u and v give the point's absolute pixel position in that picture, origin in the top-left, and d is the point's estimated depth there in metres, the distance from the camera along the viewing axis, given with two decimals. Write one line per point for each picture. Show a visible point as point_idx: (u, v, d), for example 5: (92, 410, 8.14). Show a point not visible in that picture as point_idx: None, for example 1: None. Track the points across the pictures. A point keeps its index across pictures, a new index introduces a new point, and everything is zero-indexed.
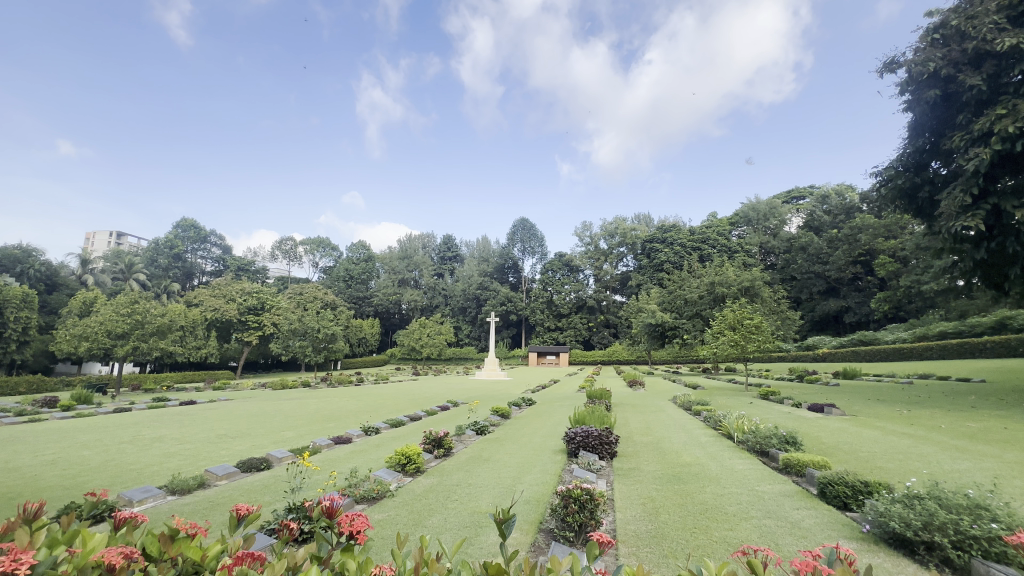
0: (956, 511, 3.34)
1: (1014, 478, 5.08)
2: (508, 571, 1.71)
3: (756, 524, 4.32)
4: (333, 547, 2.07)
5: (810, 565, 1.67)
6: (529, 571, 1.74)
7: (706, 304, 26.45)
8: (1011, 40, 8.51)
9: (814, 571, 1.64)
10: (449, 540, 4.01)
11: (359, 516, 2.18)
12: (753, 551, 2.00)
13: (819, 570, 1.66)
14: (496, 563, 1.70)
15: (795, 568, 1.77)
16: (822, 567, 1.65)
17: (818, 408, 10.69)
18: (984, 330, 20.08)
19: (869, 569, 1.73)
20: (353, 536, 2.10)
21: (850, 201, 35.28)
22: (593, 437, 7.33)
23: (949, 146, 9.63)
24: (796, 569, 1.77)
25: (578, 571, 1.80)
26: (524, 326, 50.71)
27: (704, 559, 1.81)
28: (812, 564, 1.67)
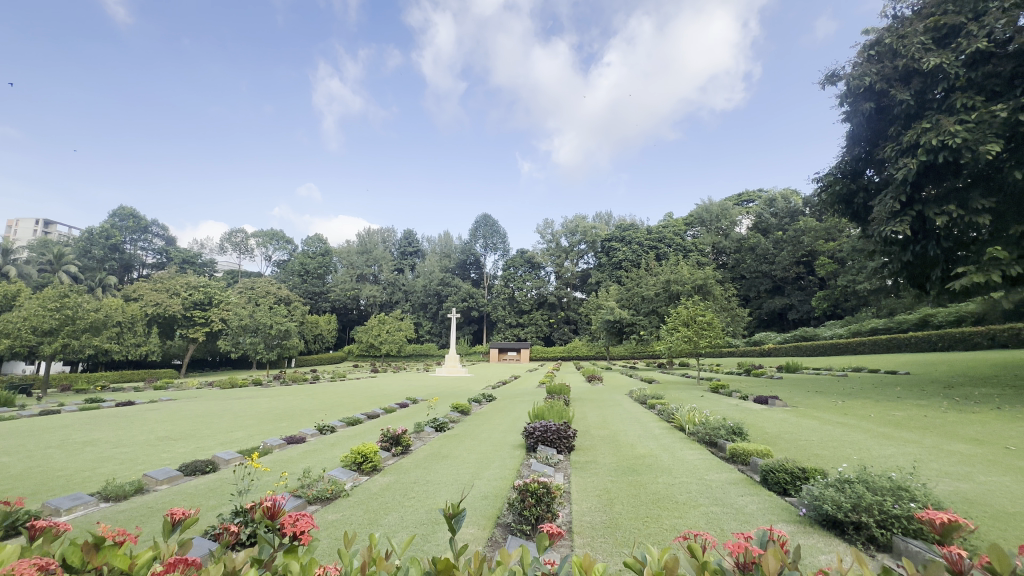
0: (883, 493, 3.62)
1: (932, 461, 5.56)
2: (457, 566, 1.68)
3: (703, 511, 4.52)
4: (275, 550, 1.99)
5: (742, 548, 1.68)
6: (476, 566, 1.71)
7: (662, 301, 27.76)
8: (937, 62, 9.26)
9: (746, 553, 1.65)
10: (399, 539, 4.03)
11: (303, 517, 2.12)
12: (691, 535, 2.01)
13: (750, 552, 1.68)
14: (444, 558, 1.67)
15: (728, 551, 1.77)
16: (755, 550, 1.66)
17: (762, 400, 11.31)
18: (909, 326, 21.86)
19: (799, 550, 1.76)
20: (296, 537, 2.03)
21: (794, 205, 37.45)
22: (552, 432, 7.45)
23: (882, 155, 10.37)
24: (730, 552, 1.76)
25: (525, 564, 1.78)
26: (485, 322, 50.80)
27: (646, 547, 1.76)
28: (744, 546, 1.69)
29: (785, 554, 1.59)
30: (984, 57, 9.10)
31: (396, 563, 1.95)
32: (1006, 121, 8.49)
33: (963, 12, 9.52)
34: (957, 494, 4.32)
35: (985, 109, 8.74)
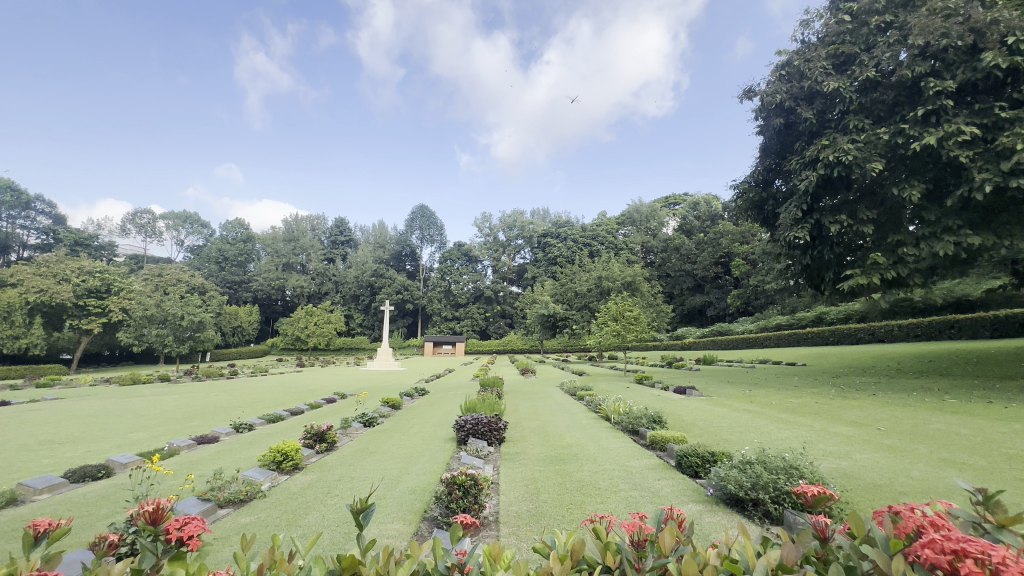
0: (777, 472, 4.01)
1: (819, 442, 6.27)
2: (364, 563, 1.63)
3: (623, 496, 4.77)
4: (157, 557, 1.84)
5: (634, 528, 1.69)
6: (384, 562, 1.66)
7: (594, 297, 28.82)
8: (836, 86, 10.31)
9: (639, 532, 1.67)
10: (308, 538, 3.87)
11: (193, 521, 1.98)
12: (594, 517, 2.05)
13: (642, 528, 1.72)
14: (350, 555, 1.61)
15: (624, 528, 1.78)
16: (644, 527, 1.68)
17: (681, 390, 12.11)
18: (807, 322, 24.40)
19: (692, 526, 1.81)
20: (184, 543, 1.89)
21: (714, 209, 40.36)
22: (484, 425, 7.50)
23: (788, 167, 11.43)
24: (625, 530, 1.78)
25: (435, 556, 1.74)
26: (420, 315, 49.83)
27: (554, 532, 1.78)
28: (637, 525, 1.69)
29: (675, 532, 1.61)
30: (873, 85, 10.24)
31: (299, 565, 1.85)
32: (887, 143, 9.64)
33: (857, 44, 10.66)
34: (838, 470, 4.91)
35: (872, 131, 9.86)
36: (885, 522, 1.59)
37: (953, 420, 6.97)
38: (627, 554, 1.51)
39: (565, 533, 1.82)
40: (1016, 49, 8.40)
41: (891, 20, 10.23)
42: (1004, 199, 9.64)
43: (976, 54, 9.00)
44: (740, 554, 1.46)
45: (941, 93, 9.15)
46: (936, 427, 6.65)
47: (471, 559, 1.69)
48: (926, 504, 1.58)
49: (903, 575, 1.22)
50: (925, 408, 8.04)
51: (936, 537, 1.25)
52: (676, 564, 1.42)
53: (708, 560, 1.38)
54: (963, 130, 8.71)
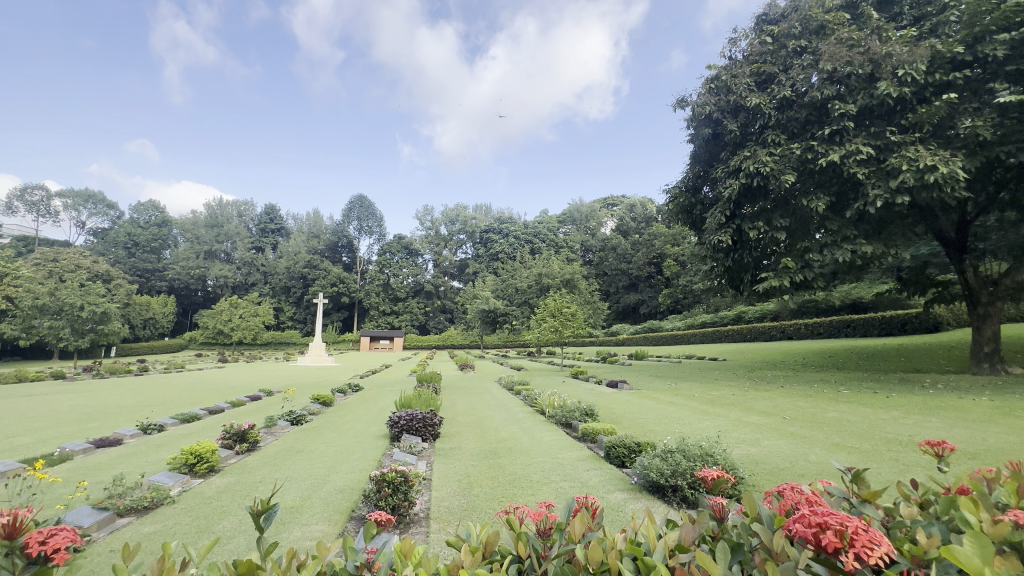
0: (694, 460, 4.28)
1: (733, 431, 6.78)
2: (264, 567, 1.53)
3: (554, 487, 4.89)
4: None
5: (540, 516, 1.71)
6: (286, 565, 1.57)
7: (534, 293, 29.28)
8: (757, 102, 11.12)
9: (545, 521, 1.70)
10: (201, 545, 3.68)
11: (64, 532, 1.76)
12: (507, 508, 2.05)
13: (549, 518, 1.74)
14: (247, 560, 1.51)
15: (532, 518, 1.80)
16: (551, 516, 1.71)
17: (613, 384, 12.60)
18: (728, 321, 26.27)
19: (597, 513, 1.87)
20: (50, 558, 1.67)
21: (650, 212, 42.36)
22: (418, 421, 7.37)
23: (714, 175, 12.22)
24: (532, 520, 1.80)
25: (347, 555, 1.68)
26: (356, 309, 48.04)
27: (468, 525, 1.76)
28: (542, 514, 1.72)
29: (582, 519, 1.65)
30: (789, 103, 11.13)
31: (192, 574, 1.70)
32: (799, 157, 10.56)
33: (776, 64, 11.53)
34: (749, 457, 5.33)
35: (787, 146, 10.74)
36: (770, 501, 1.72)
37: (845, 409, 7.80)
38: (536, 542, 1.52)
39: (477, 525, 1.82)
40: (904, 80, 9.49)
41: (806, 45, 11.16)
42: (891, 213, 10.90)
43: (873, 82, 10.05)
44: (642, 536, 1.53)
45: (844, 115, 10.15)
46: (832, 415, 7.42)
47: (380, 556, 1.63)
48: (807, 484, 1.73)
49: (783, 551, 1.30)
50: (824, 398, 8.92)
51: (805, 513, 1.35)
52: (583, 550, 1.43)
53: (614, 544, 1.41)
54: (860, 150, 9.73)
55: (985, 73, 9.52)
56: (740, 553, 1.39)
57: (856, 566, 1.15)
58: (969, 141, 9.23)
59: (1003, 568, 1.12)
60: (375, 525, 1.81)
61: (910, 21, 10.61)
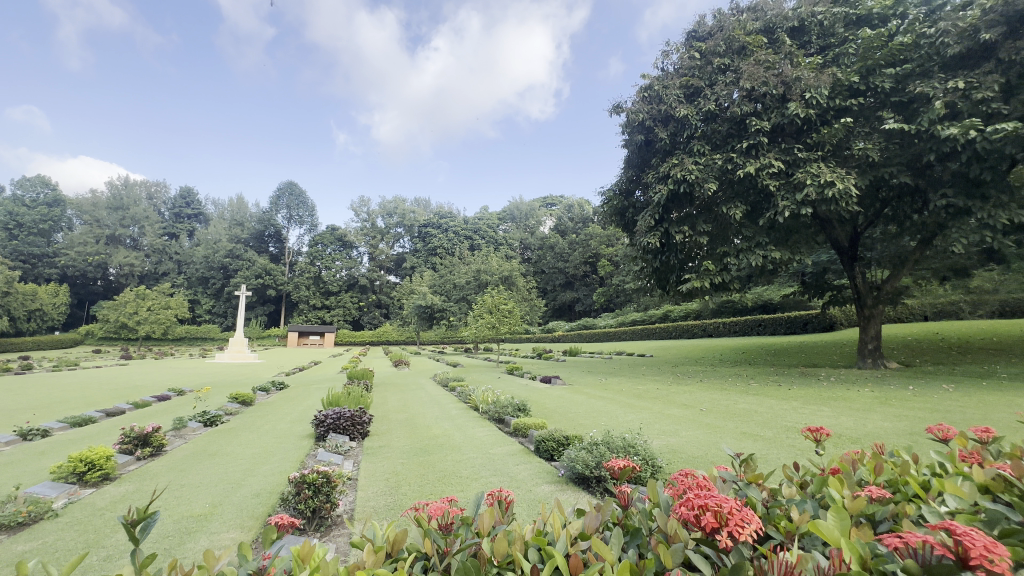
0: (618, 451, 4.47)
1: (655, 423, 7.18)
2: None
3: (483, 482, 4.91)
4: None
5: (441, 512, 1.68)
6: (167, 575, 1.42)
7: (472, 289, 29.21)
8: (685, 113, 11.77)
9: (446, 516, 1.66)
10: (67, 561, 3.33)
11: None
12: (415, 505, 1.97)
13: (454, 513, 1.71)
14: None
15: (436, 513, 1.75)
16: (455, 512, 1.68)
17: (546, 380, 12.89)
18: (656, 318, 27.78)
19: (504, 506, 1.86)
20: None
21: (586, 213, 43.82)
22: (346, 419, 7.07)
23: (645, 180, 12.82)
24: (437, 515, 1.75)
25: (239, 564, 1.55)
26: (284, 303, 45.32)
27: (375, 524, 1.69)
28: (446, 510, 1.68)
29: (490, 512, 1.64)
30: (712, 116, 11.91)
31: None
32: (720, 167, 11.32)
33: (703, 79, 12.25)
34: (668, 447, 5.66)
35: (710, 155, 11.47)
36: (668, 486, 1.82)
37: (753, 401, 8.52)
38: (439, 538, 1.50)
39: (382, 524, 1.75)
40: (810, 103, 10.48)
41: (729, 63, 11.96)
42: (797, 223, 12.01)
43: (784, 102, 10.98)
44: (547, 527, 1.55)
45: (760, 131, 11.03)
46: (742, 406, 8.08)
47: (276, 562, 1.54)
48: (703, 471, 1.84)
49: (672, 535, 1.37)
50: (737, 391, 9.68)
51: (693, 497, 1.42)
52: (489, 543, 1.43)
53: (519, 536, 1.42)
54: (772, 164, 10.62)
55: (875, 102, 10.74)
56: (636, 540, 1.45)
57: (731, 545, 1.24)
58: (861, 161, 10.37)
59: (855, 539, 1.27)
60: (275, 530, 1.72)
61: (817, 49, 11.73)
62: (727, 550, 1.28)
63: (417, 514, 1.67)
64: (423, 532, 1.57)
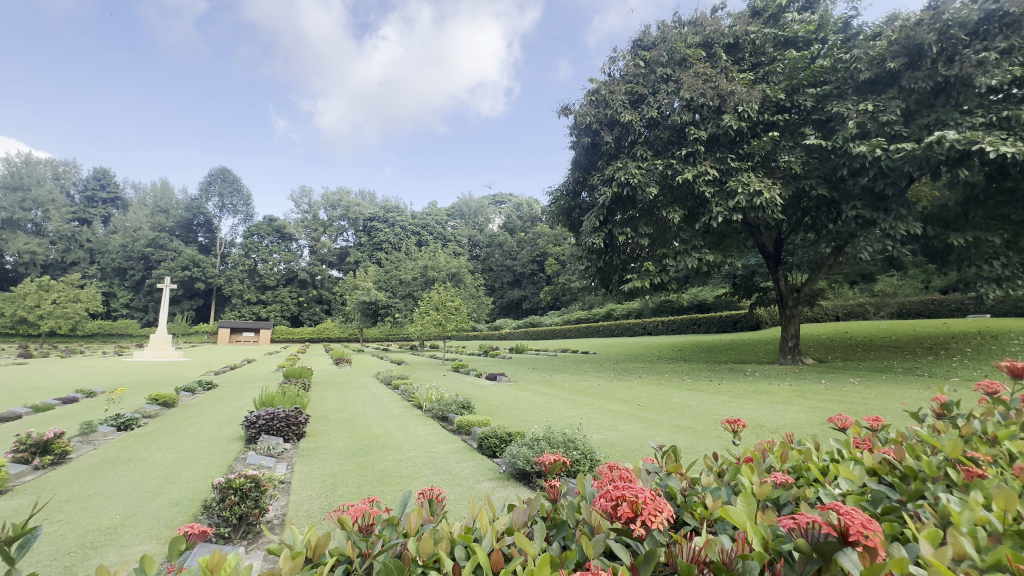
0: (558, 446, 4.55)
1: (595, 418, 7.39)
2: None
3: (424, 481, 4.84)
4: None
5: (360, 513, 1.62)
6: None
7: (418, 286, 28.69)
8: (630, 119, 12.18)
9: (365, 517, 1.61)
10: None
11: None
12: (341, 506, 1.89)
13: (375, 513, 1.66)
14: None
15: (361, 515, 1.68)
16: (376, 514, 1.62)
17: (491, 377, 12.94)
18: (600, 316, 28.63)
19: (432, 505, 1.82)
20: None
21: (535, 212, 44.44)
22: (279, 420, 6.72)
23: (591, 182, 13.16)
24: (360, 516, 1.68)
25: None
26: (214, 297, 42.37)
27: (295, 529, 1.60)
28: (366, 512, 1.62)
29: (417, 513, 1.60)
30: (655, 123, 12.41)
31: None
32: (661, 172, 11.82)
33: (646, 86, 12.72)
34: (606, 440, 5.86)
35: (652, 161, 11.95)
36: (593, 479, 1.87)
37: (686, 395, 9.01)
38: (361, 540, 1.46)
39: (302, 529, 1.67)
40: (742, 116, 11.18)
41: (671, 73, 12.49)
42: (729, 228, 12.81)
43: (719, 114, 11.64)
44: (470, 525, 1.54)
45: (697, 140, 11.65)
46: (676, 401, 8.52)
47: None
48: (628, 465, 1.91)
49: (590, 527, 1.40)
50: (672, 386, 10.18)
51: (611, 490, 1.47)
52: (413, 543, 1.41)
53: (446, 534, 1.41)
54: (707, 172, 11.25)
55: (799, 118, 11.63)
56: (557, 533, 1.48)
57: (641, 533, 1.29)
58: (785, 172, 11.20)
59: (757, 523, 1.36)
60: (183, 540, 1.63)
61: (749, 66, 12.52)
62: (642, 537, 1.34)
63: (340, 515, 1.62)
64: (347, 535, 1.52)
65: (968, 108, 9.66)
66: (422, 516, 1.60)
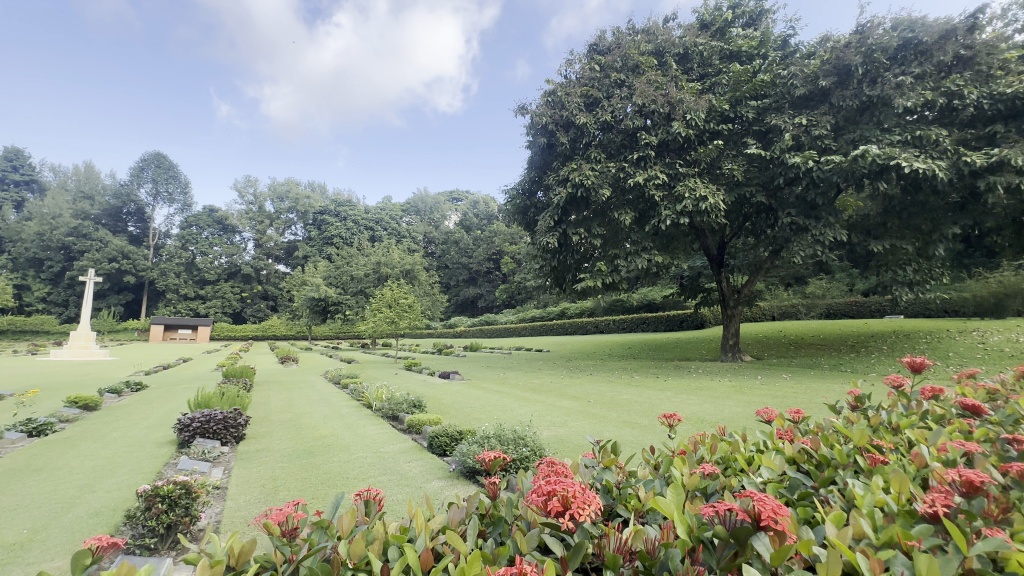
0: (507, 443, 4.57)
1: (546, 415, 7.49)
2: None
3: (371, 482, 4.73)
4: None
5: (283, 517, 1.54)
6: None
7: (371, 282, 27.98)
8: (584, 121, 12.39)
9: (289, 521, 1.54)
10: None
11: None
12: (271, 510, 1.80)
13: (303, 518, 1.60)
14: None
15: (287, 521, 1.61)
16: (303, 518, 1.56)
17: (445, 375, 12.84)
18: (554, 315, 29.06)
19: (367, 505, 1.77)
20: None
21: (492, 210, 44.49)
22: (216, 422, 6.36)
23: (546, 182, 13.31)
24: (287, 522, 1.60)
25: None
26: (146, 292, 39.39)
27: (215, 536, 1.51)
28: (290, 515, 1.56)
29: (350, 514, 1.56)
30: (608, 126, 12.71)
31: None
32: (614, 175, 12.13)
33: (601, 90, 12.98)
34: (557, 437, 5.95)
35: (606, 163, 12.23)
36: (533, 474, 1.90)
37: (634, 391, 9.31)
38: (287, 547, 1.40)
39: (222, 537, 1.58)
40: (690, 123, 11.64)
41: (624, 79, 12.82)
42: (676, 231, 13.34)
43: (669, 121, 12.07)
44: (404, 525, 1.52)
45: (648, 145, 12.03)
46: (624, 397, 8.78)
47: None
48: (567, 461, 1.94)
49: (525, 522, 1.42)
50: (622, 383, 10.49)
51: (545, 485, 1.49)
52: (344, 546, 1.38)
53: (378, 536, 1.38)
54: (657, 176, 11.64)
55: (741, 129, 12.25)
56: (493, 530, 1.49)
57: (572, 527, 1.32)
58: (729, 179, 11.79)
59: (682, 511, 1.43)
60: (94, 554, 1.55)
61: (697, 76, 13.05)
62: (572, 530, 1.37)
63: (266, 519, 1.56)
64: (270, 541, 1.45)
65: (888, 127, 10.36)
66: (355, 518, 1.57)
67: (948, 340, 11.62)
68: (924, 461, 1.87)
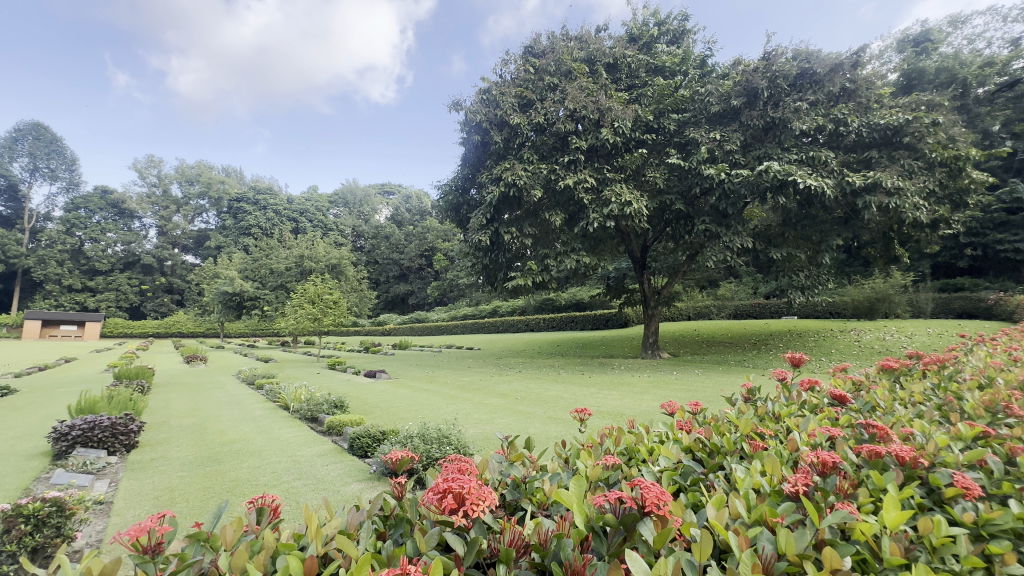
0: (431, 442, 4.49)
1: (473, 413, 7.45)
2: None
3: (283, 488, 4.46)
4: None
5: (146, 531, 1.38)
6: None
7: (293, 276, 26.37)
8: (517, 122, 12.50)
9: (154, 534, 1.39)
10: None
11: None
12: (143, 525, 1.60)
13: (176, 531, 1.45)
14: None
15: (162, 536, 1.45)
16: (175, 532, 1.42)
17: (371, 374, 12.39)
18: (486, 313, 29.10)
19: (262, 514, 1.64)
20: None
21: (425, 206, 43.62)
22: (102, 430, 5.64)
23: (480, 179, 13.27)
24: (159, 539, 1.44)
25: None
26: (18, 282, 34.15)
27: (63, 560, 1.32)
28: (155, 529, 1.40)
29: (234, 525, 1.44)
30: (541, 128, 12.91)
31: None
32: (546, 176, 12.35)
33: (534, 92, 13.17)
34: (482, 435, 5.94)
35: (538, 164, 12.44)
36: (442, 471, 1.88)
37: (560, 388, 9.55)
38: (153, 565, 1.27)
39: (74, 561, 1.38)
40: (617, 131, 12.13)
41: (557, 83, 13.10)
42: (603, 233, 13.89)
43: (598, 127, 12.50)
44: (295, 532, 1.43)
45: (578, 149, 12.40)
46: (550, 394, 8.98)
47: None
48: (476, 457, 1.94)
49: (425, 520, 1.40)
50: (549, 380, 10.71)
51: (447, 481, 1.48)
52: (224, 558, 1.28)
53: (265, 545, 1.30)
54: (586, 180, 12.02)
55: (663, 140, 12.99)
56: (392, 532, 1.45)
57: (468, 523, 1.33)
58: (651, 186, 12.46)
59: (580, 501, 1.49)
60: None
61: (625, 86, 13.61)
62: (471, 527, 1.38)
63: (128, 536, 1.40)
64: (132, 560, 1.31)
65: (787, 147, 11.49)
66: (240, 528, 1.45)
67: (831, 338, 13.13)
68: (796, 445, 2.10)
